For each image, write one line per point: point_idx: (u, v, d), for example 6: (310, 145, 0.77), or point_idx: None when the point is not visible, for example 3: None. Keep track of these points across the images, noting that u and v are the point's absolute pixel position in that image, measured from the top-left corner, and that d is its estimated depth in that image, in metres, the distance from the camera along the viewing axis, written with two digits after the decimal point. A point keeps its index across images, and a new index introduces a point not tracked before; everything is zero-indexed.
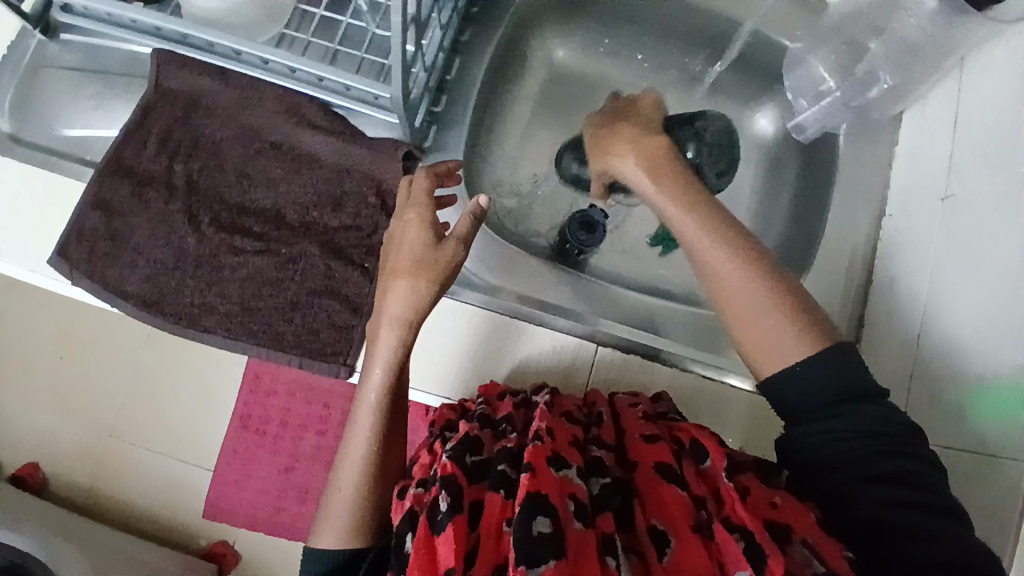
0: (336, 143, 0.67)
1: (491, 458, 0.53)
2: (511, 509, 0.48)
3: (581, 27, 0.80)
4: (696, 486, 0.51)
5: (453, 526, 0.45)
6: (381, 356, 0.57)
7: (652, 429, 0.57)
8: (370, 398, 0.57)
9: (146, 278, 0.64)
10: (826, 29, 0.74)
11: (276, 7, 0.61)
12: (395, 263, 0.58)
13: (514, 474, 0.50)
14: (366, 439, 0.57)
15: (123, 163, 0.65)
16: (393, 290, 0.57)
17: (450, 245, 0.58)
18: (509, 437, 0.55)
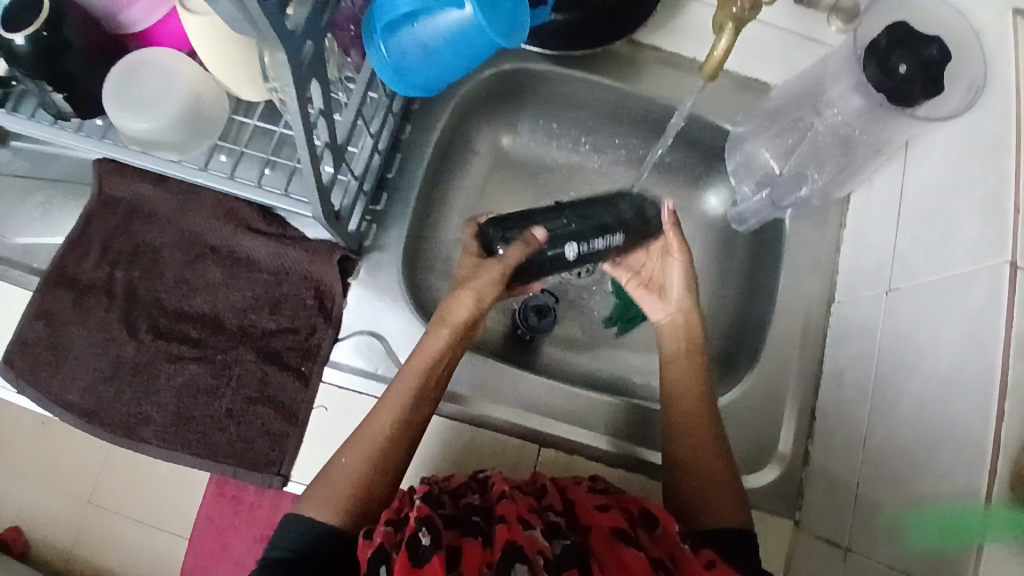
0: (274, 246, 0.67)
1: (457, 514, 0.56)
2: (487, 556, 0.52)
3: (526, 114, 0.81)
4: (651, 548, 0.55)
5: (439, 559, 0.49)
6: (422, 354, 0.60)
7: (602, 498, 0.60)
8: (409, 377, 0.59)
9: (83, 389, 0.64)
10: (767, 112, 0.68)
11: (207, 123, 0.62)
12: (466, 275, 0.61)
13: (486, 528, 0.55)
14: (386, 423, 0.58)
15: (65, 272, 0.66)
16: (457, 297, 0.60)
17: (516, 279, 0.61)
18: (472, 498, 0.59)
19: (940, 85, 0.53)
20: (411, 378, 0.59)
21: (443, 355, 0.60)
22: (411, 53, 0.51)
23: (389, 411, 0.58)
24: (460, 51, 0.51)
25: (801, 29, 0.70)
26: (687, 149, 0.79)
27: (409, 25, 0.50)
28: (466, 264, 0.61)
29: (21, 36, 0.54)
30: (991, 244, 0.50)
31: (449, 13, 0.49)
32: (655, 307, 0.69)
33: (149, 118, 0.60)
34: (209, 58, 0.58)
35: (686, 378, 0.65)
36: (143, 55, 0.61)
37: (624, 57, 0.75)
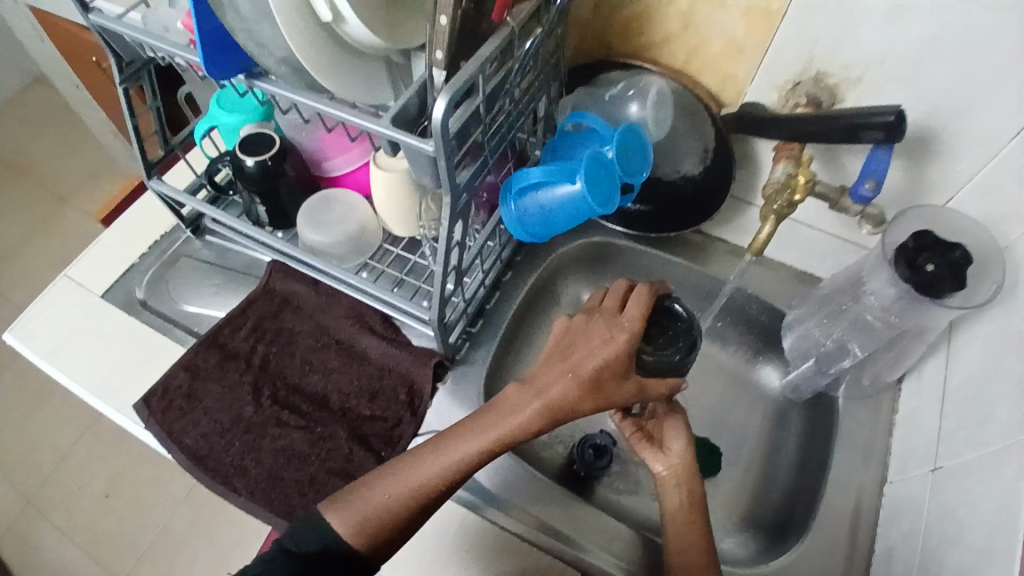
0: (385, 346, 0.80)
1: None
2: None
3: (608, 278, 0.96)
4: None
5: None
6: (509, 425, 0.60)
7: None
8: (485, 439, 0.60)
9: (201, 435, 0.75)
10: (817, 299, 0.79)
11: (363, 243, 0.81)
12: (581, 360, 0.60)
13: None
14: (441, 472, 0.60)
15: (218, 338, 0.81)
16: (563, 381, 0.59)
17: (630, 386, 0.60)
18: None
19: (965, 280, 0.63)
20: (485, 433, 0.60)
21: (527, 426, 0.59)
22: (531, 211, 0.68)
23: (451, 457, 0.60)
24: (569, 214, 0.67)
25: (838, 231, 0.80)
26: (746, 325, 0.89)
27: (535, 191, 0.67)
28: (581, 339, 0.61)
29: (251, 160, 0.76)
30: (1017, 422, 0.55)
31: (564, 186, 0.65)
32: (654, 459, 0.71)
33: (327, 233, 0.79)
34: (380, 200, 0.78)
35: (680, 542, 0.66)
36: (334, 193, 0.82)
37: (699, 245, 0.90)
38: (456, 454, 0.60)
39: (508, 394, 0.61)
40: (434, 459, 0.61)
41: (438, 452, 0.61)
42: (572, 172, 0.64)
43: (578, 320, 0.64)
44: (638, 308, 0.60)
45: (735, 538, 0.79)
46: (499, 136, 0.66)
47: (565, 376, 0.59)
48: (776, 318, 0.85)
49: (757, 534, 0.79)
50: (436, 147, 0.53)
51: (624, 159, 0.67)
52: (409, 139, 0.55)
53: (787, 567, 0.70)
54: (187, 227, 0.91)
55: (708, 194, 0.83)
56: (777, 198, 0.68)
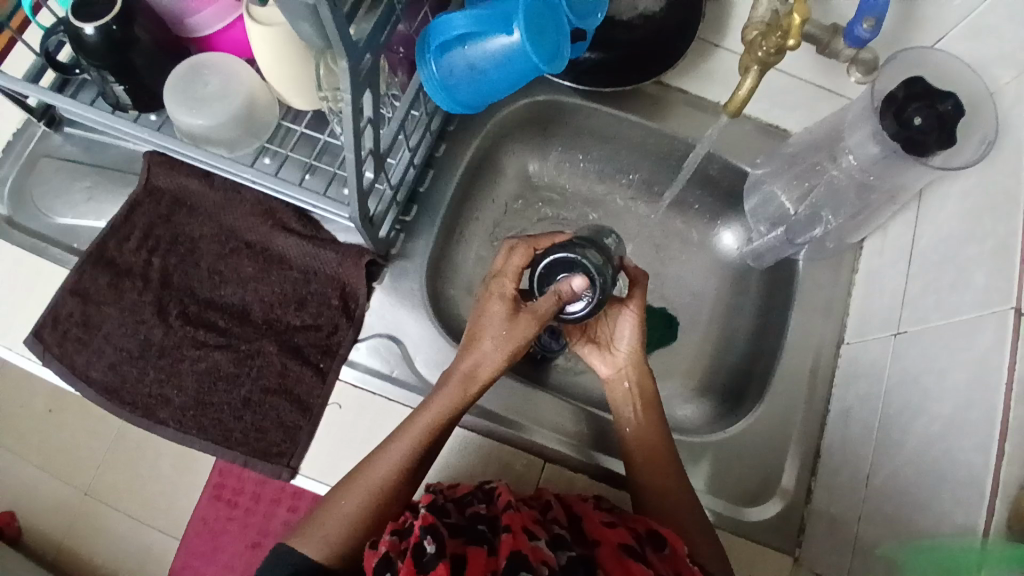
0: (307, 247, 0.70)
1: (461, 524, 0.56)
2: (492, 563, 0.52)
3: (555, 145, 0.84)
4: (658, 566, 0.55)
5: (440, 568, 0.50)
6: (437, 405, 0.61)
7: (610, 516, 0.60)
8: (428, 419, 0.61)
9: (109, 366, 0.66)
10: (784, 157, 0.71)
11: (257, 124, 0.67)
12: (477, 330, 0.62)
13: (489, 537, 0.55)
14: (393, 470, 0.59)
15: (104, 254, 0.69)
16: (471, 352, 0.62)
17: (525, 321, 0.61)
18: (477, 507, 0.58)
19: (952, 136, 0.56)
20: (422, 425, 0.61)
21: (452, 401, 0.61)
22: (459, 72, 0.55)
23: (400, 448, 0.60)
24: (506, 74, 0.55)
25: (816, 76, 0.70)
26: (707, 189, 0.81)
27: (460, 46, 0.53)
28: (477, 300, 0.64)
29: (91, 27, 0.58)
30: (998, 290, 0.53)
31: (498, 38, 0.52)
32: (603, 363, 0.72)
33: (205, 115, 0.64)
34: (267, 64, 0.62)
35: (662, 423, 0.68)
36: (210, 58, 0.66)
37: (652, 96, 0.78)
38: (401, 447, 0.60)
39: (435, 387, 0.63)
40: (378, 459, 0.60)
41: (387, 451, 0.60)
42: (508, 19, 0.51)
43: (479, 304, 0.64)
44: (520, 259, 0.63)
45: (692, 405, 0.79)
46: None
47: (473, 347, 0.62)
48: (738, 179, 0.78)
49: (716, 400, 0.79)
50: None
51: None
52: None
53: (745, 432, 0.71)
54: (38, 119, 0.73)
55: (667, 39, 0.70)
56: (763, 41, 0.53)
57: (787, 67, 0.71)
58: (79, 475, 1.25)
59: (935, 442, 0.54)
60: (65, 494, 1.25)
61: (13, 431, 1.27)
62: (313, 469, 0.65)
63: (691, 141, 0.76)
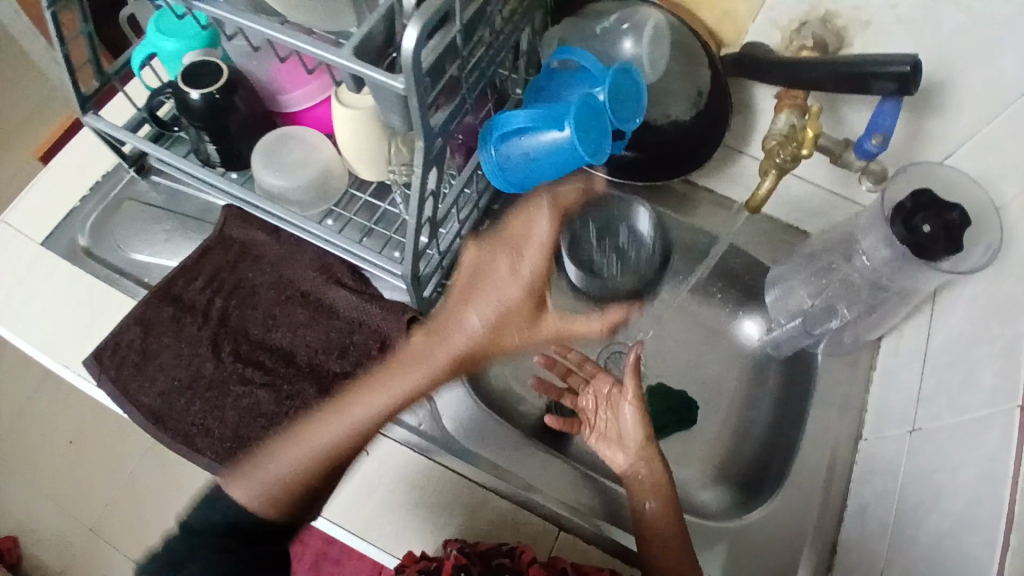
0: (356, 301, 0.76)
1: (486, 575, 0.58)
2: None
3: (589, 230, 0.91)
4: None
5: None
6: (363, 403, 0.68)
7: None
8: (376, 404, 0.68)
9: (159, 393, 0.71)
10: (803, 256, 0.77)
11: (328, 189, 0.75)
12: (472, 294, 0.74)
13: None
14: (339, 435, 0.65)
15: (172, 290, 0.76)
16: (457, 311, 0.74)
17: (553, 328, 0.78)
18: (501, 560, 0.60)
19: (960, 245, 0.61)
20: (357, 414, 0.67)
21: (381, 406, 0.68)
22: (514, 158, 0.62)
23: (345, 422, 0.66)
24: (555, 162, 0.62)
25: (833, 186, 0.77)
26: (730, 281, 0.87)
27: (518, 137, 0.61)
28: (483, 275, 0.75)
29: (197, 93, 0.69)
30: (1006, 391, 0.55)
31: (551, 133, 0.60)
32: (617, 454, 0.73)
33: (285, 177, 0.72)
34: (345, 140, 0.71)
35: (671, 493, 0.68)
36: (293, 131, 0.75)
37: (684, 194, 0.87)
38: (343, 423, 0.66)
39: (412, 341, 0.74)
40: (326, 424, 0.66)
41: (326, 426, 0.66)
42: (561, 118, 0.59)
43: (470, 268, 0.76)
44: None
45: (709, 491, 0.80)
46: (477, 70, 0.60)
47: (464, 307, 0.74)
48: (760, 273, 0.83)
49: (732, 487, 0.79)
50: (407, 84, 0.47)
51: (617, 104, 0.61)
52: (374, 74, 0.49)
53: (761, 520, 0.71)
54: (130, 165, 0.82)
55: (697, 143, 0.77)
56: (780, 150, 0.62)
57: (807, 176, 0.78)
58: (88, 511, 1.27)
59: (948, 538, 0.55)
60: (73, 530, 1.26)
61: (29, 460, 1.30)
62: (334, 512, 0.67)
63: (715, 236, 0.84)
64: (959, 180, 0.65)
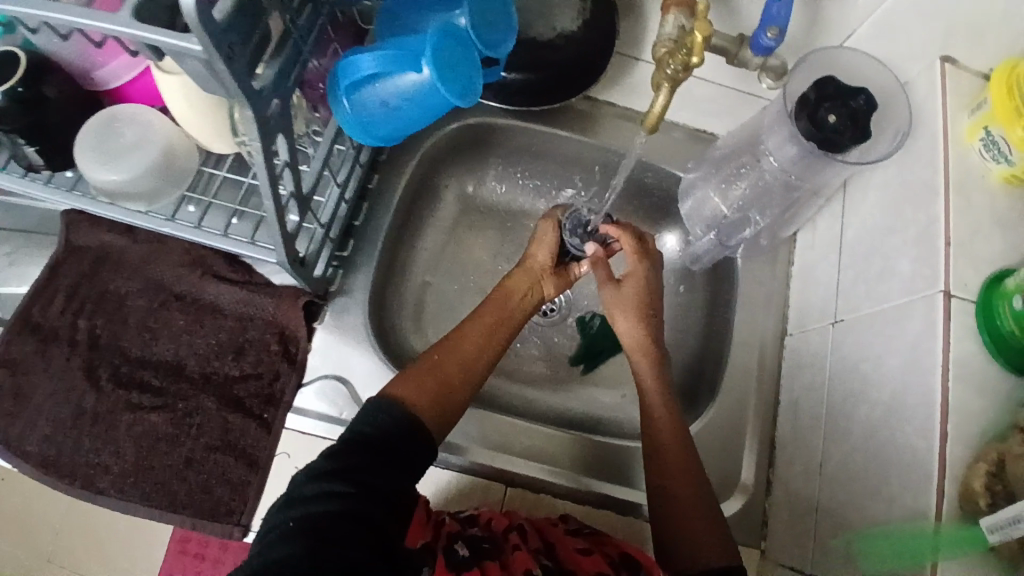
0: (240, 293, 0.68)
1: (462, 539, 0.58)
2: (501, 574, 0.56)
3: (491, 166, 0.83)
4: None
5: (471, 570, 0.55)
6: (472, 336, 0.64)
7: (583, 541, 0.60)
8: (482, 328, 0.65)
9: (43, 438, 0.63)
10: (713, 160, 0.72)
11: (177, 172, 0.65)
12: (537, 259, 0.70)
13: (495, 553, 0.57)
14: (456, 367, 0.61)
15: (30, 319, 0.66)
16: (520, 273, 0.70)
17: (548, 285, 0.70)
18: (472, 526, 0.60)
19: (866, 133, 0.58)
20: (468, 348, 0.63)
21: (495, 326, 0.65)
22: (373, 108, 0.54)
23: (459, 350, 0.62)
24: (421, 108, 0.54)
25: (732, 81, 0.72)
26: (643, 195, 0.81)
27: (372, 84, 0.52)
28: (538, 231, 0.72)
29: None
30: (925, 277, 0.54)
31: (409, 75, 0.51)
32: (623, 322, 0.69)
33: (120, 169, 0.61)
34: (181, 113, 0.61)
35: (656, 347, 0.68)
36: (122, 110, 0.63)
37: (586, 114, 0.78)
38: (456, 357, 0.62)
39: (502, 290, 0.68)
40: (438, 357, 0.62)
41: (441, 353, 0.62)
42: (418, 57, 0.51)
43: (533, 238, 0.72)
44: (552, 238, 0.70)
45: None
46: (308, 9, 0.51)
47: (527, 273, 0.70)
48: (672, 183, 0.78)
49: None
50: (201, 41, 0.39)
51: (482, 28, 0.53)
52: (165, 38, 0.40)
53: (704, 432, 0.71)
54: None
55: (590, 60, 0.70)
56: (670, 60, 0.53)
57: (706, 74, 0.72)
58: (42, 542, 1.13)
59: (880, 428, 0.55)
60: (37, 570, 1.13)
61: None
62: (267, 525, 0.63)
63: (623, 152, 0.77)
64: (857, 59, 0.60)
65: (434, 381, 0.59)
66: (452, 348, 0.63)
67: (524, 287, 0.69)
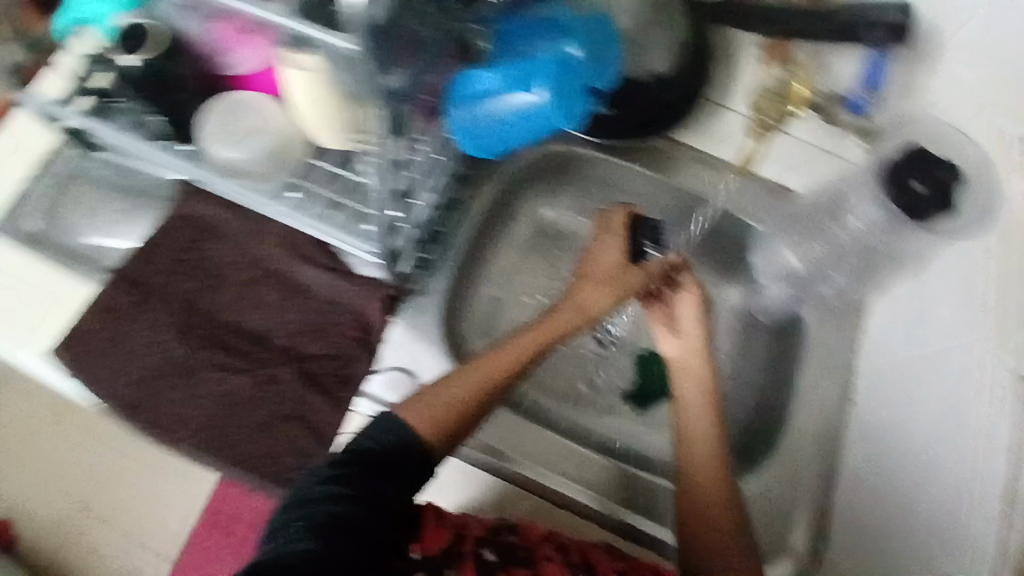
0: (329, 278, 0.73)
1: (497, 542, 0.61)
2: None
3: (570, 195, 0.87)
4: None
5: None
6: (507, 357, 0.63)
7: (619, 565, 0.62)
8: (523, 351, 0.63)
9: (134, 384, 0.69)
10: (790, 215, 0.75)
11: (288, 159, 0.68)
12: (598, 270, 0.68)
13: (528, 563, 0.60)
14: (479, 391, 0.61)
15: (136, 276, 0.72)
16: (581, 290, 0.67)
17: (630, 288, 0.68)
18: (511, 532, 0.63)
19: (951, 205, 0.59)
20: (496, 370, 0.62)
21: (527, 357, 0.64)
22: (486, 122, 0.59)
23: (487, 370, 0.62)
24: (531, 125, 0.59)
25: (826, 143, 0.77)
26: (713, 244, 0.82)
27: (489, 101, 0.57)
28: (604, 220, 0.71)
29: (137, 60, 0.62)
30: None
31: (524, 95, 0.56)
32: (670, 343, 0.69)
33: (241, 149, 0.66)
34: (298, 110, 0.65)
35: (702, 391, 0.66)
36: (242, 97, 0.68)
37: (662, 151, 0.79)
38: (478, 379, 0.62)
39: (555, 315, 0.65)
40: (466, 375, 0.61)
41: (468, 373, 0.62)
42: (534, 79, 0.56)
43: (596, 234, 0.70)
44: (612, 246, 0.69)
45: None
46: None
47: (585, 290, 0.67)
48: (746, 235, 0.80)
49: None
50: (361, 43, 0.42)
51: (593, 61, 0.58)
52: (323, 35, 0.43)
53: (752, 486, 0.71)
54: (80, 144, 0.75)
55: (680, 106, 0.76)
56: None
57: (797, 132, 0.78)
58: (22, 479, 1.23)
59: None
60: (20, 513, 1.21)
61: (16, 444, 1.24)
62: None
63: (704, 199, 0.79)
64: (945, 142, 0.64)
65: (446, 416, 0.59)
66: (482, 367, 0.62)
67: (578, 310, 0.66)
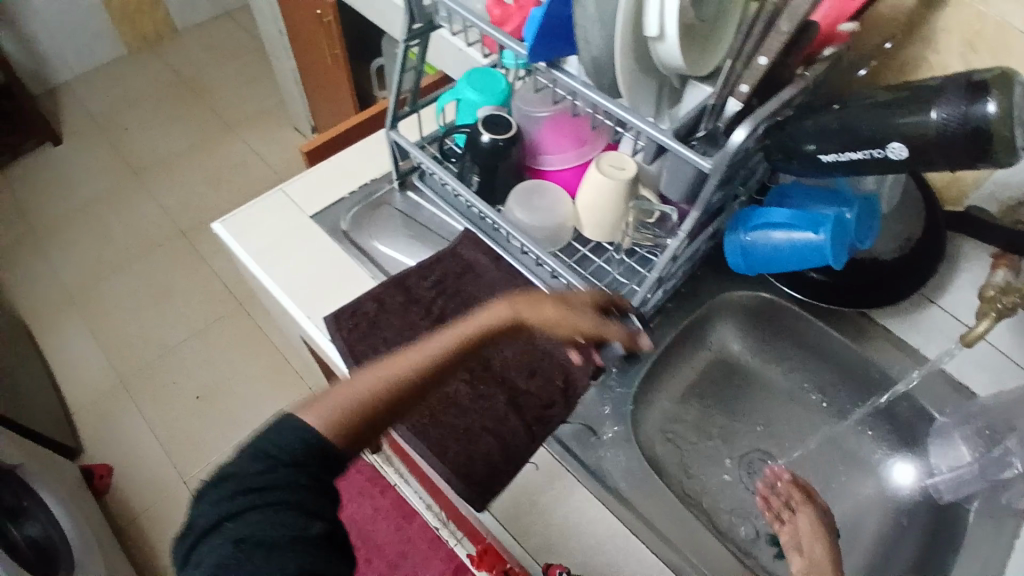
0: (551, 332, 0.85)
1: None
2: None
3: (758, 338, 0.98)
4: None
5: None
6: (425, 350, 0.54)
7: None
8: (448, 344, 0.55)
9: (378, 362, 0.83)
10: (971, 413, 0.82)
11: (561, 236, 0.87)
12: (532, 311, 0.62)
13: None
14: (401, 379, 0.51)
15: (406, 283, 0.89)
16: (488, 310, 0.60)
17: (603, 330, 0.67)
18: None
19: None
20: (399, 361, 0.53)
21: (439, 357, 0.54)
22: (761, 247, 0.71)
23: (425, 352, 0.54)
24: (799, 258, 0.69)
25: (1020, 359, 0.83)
26: (887, 418, 0.90)
27: (771, 231, 0.70)
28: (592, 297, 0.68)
29: (489, 135, 0.83)
30: None
31: (806, 234, 0.67)
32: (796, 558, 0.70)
33: (533, 217, 0.85)
34: (588, 205, 0.84)
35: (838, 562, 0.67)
36: (545, 184, 0.88)
37: (856, 322, 0.91)
38: (385, 371, 0.52)
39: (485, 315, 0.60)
40: (408, 353, 0.54)
41: (374, 368, 0.52)
42: (818, 224, 0.66)
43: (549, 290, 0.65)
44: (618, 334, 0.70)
45: None
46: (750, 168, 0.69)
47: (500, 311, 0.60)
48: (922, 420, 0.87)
49: None
50: (717, 163, 0.57)
51: (860, 224, 0.69)
52: (686, 151, 0.58)
53: None
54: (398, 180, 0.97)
55: (906, 281, 0.83)
56: (1003, 297, 0.70)
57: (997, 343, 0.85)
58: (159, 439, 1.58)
59: None
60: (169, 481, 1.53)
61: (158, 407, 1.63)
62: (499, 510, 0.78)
63: (888, 375, 0.88)
64: None
65: (356, 407, 0.49)
66: (403, 358, 0.53)
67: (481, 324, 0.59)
